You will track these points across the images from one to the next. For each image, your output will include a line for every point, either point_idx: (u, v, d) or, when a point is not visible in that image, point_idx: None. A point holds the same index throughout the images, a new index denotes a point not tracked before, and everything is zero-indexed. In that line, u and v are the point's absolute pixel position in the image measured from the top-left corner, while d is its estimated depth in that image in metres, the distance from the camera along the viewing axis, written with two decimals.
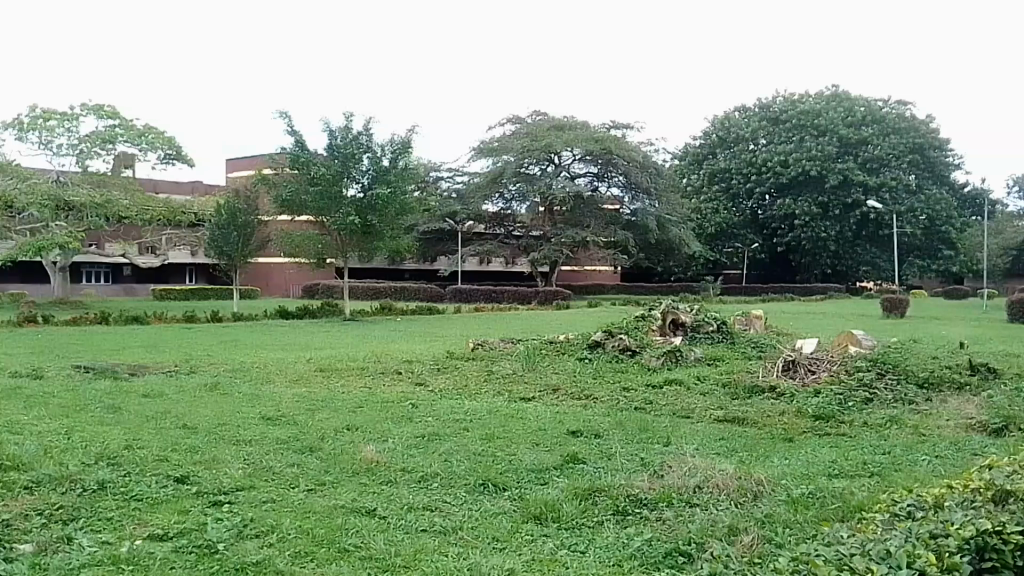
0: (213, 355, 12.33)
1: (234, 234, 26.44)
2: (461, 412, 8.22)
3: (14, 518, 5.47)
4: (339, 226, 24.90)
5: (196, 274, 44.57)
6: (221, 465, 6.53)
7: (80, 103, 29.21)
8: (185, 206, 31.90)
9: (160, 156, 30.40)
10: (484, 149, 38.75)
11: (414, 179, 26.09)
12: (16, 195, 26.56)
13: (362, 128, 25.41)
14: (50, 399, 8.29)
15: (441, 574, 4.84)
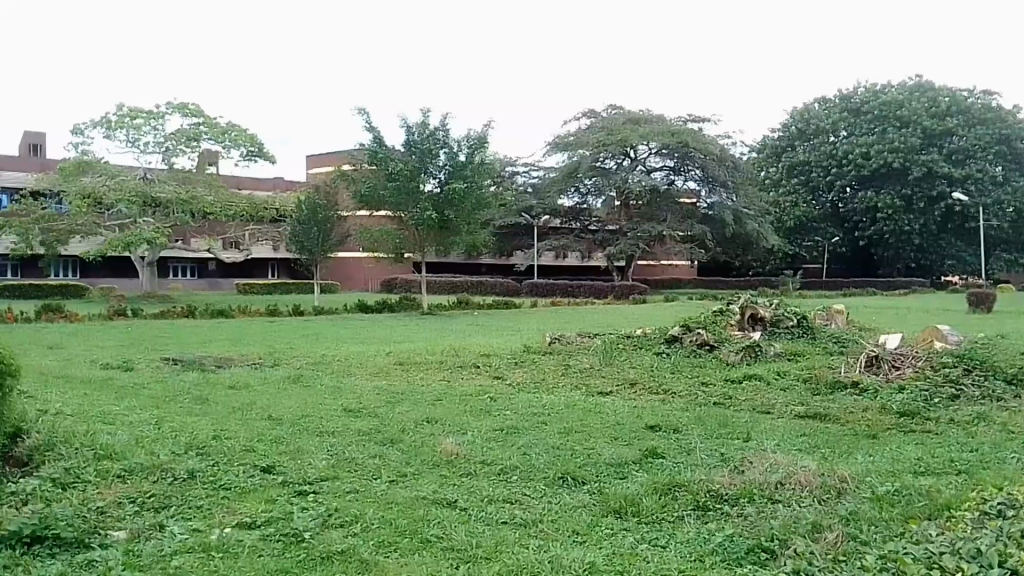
0: (294, 348, 12.60)
1: (315, 229, 26.93)
2: (539, 406, 8.26)
3: (109, 505, 5.63)
4: (416, 222, 25.24)
5: (279, 268, 45.51)
6: (304, 455, 6.66)
7: (165, 101, 29.86)
8: (267, 202, 32.24)
9: (243, 153, 30.87)
10: (559, 143, 39.00)
11: (490, 173, 26.28)
12: (106, 192, 27.98)
13: (438, 124, 25.77)
14: (144, 390, 8.55)
15: (523, 566, 4.86)
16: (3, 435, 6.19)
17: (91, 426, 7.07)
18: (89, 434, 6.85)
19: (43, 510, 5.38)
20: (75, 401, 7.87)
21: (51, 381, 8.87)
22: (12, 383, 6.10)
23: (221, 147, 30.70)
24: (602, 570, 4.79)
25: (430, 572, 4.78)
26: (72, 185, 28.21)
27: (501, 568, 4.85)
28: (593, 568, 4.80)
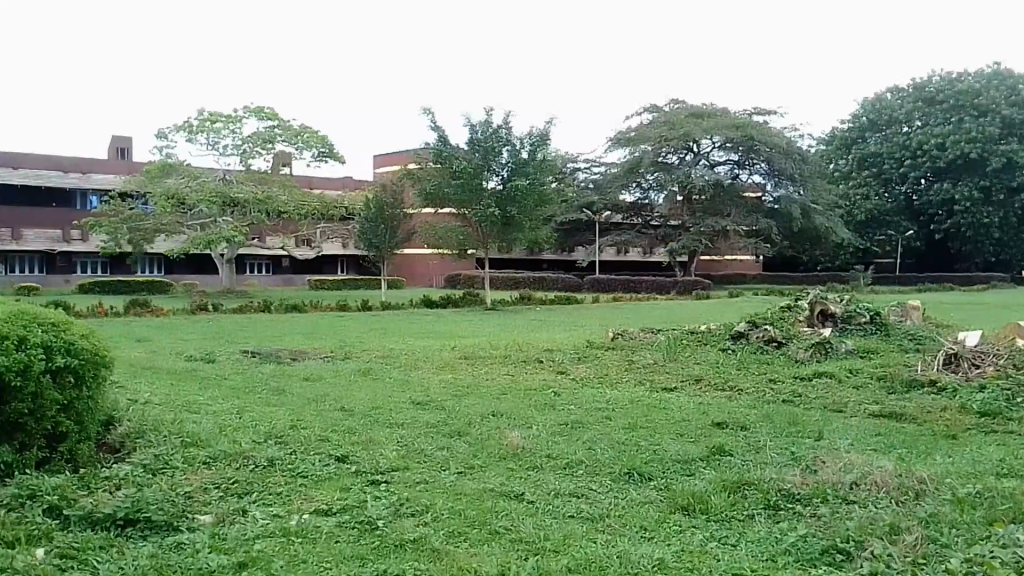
0: (363, 342, 12.92)
1: (382, 226, 27.55)
2: (603, 401, 8.30)
3: (195, 490, 5.94)
4: (480, 218, 25.53)
5: (347, 265, 46.64)
6: (376, 446, 6.86)
7: (243, 106, 30.96)
8: (337, 202, 33.19)
9: (314, 154, 31.75)
10: (621, 138, 38.94)
11: (552, 170, 26.42)
12: (188, 192, 29.24)
13: (501, 122, 26.10)
14: (225, 381, 8.94)
15: (593, 560, 4.93)
16: (99, 423, 6.62)
17: (178, 414, 7.45)
18: (176, 422, 7.22)
19: (135, 494, 5.72)
20: (162, 391, 8.30)
21: (139, 371, 9.35)
22: (107, 373, 6.61)
23: (294, 148, 31.65)
24: (672, 567, 4.81)
25: (501, 563, 4.89)
26: (157, 186, 29.62)
27: (569, 561, 4.91)
28: (663, 565, 4.83)
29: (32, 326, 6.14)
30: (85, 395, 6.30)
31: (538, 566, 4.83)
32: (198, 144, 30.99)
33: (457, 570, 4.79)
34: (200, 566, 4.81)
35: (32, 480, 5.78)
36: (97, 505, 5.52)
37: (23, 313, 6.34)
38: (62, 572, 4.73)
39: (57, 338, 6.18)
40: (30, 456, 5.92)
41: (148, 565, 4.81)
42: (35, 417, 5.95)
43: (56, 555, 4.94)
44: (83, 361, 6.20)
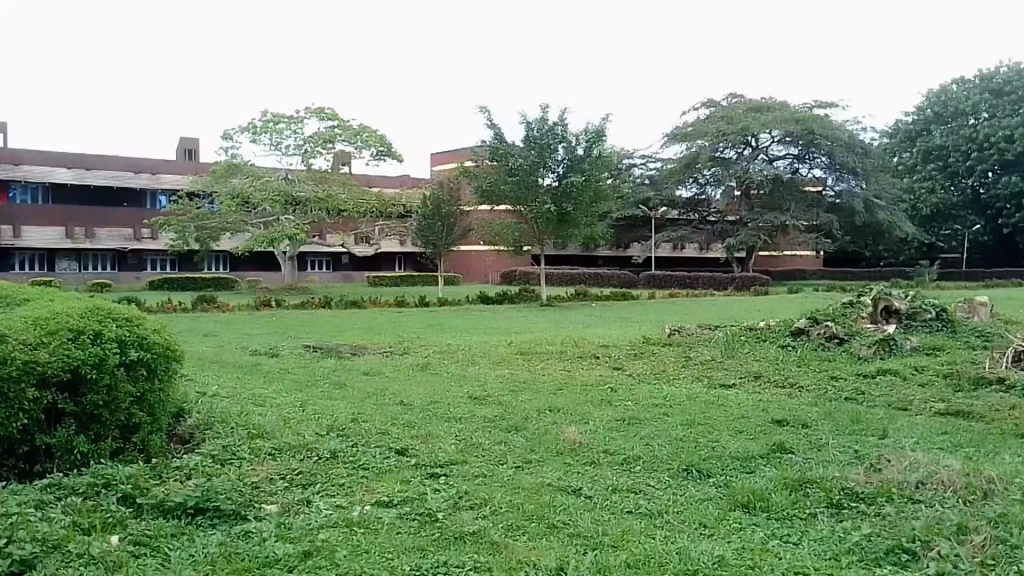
0: (422, 337, 13.11)
1: (438, 225, 28.00)
2: (660, 397, 8.27)
3: (262, 481, 6.11)
4: (535, 215, 25.69)
5: (405, 261, 47.42)
6: (435, 440, 6.96)
7: (304, 107, 31.70)
8: (395, 199, 33.82)
9: (373, 153, 32.31)
10: (677, 134, 38.77)
11: (608, 166, 26.37)
12: (252, 191, 30.18)
13: (557, 119, 26.19)
14: (288, 375, 9.15)
15: (653, 556, 4.92)
16: (170, 414, 6.87)
17: (244, 407, 7.68)
18: (243, 415, 7.43)
19: (205, 484, 5.91)
20: (228, 383, 8.56)
21: (207, 365, 9.65)
22: (176, 367, 6.85)
23: (354, 148, 32.27)
24: (733, 564, 4.77)
25: (560, 557, 4.91)
26: (222, 186, 30.75)
27: (628, 557, 4.91)
28: (724, 562, 4.80)
29: (107, 321, 6.41)
30: (155, 387, 6.53)
31: (597, 560, 4.84)
32: (262, 145, 31.86)
33: (516, 563, 4.84)
34: (267, 555, 4.94)
35: (107, 470, 6.01)
36: (169, 494, 5.71)
37: (99, 310, 6.63)
38: (136, 558, 4.93)
39: (131, 333, 6.42)
40: (106, 446, 6.16)
41: (218, 553, 4.97)
42: (109, 409, 6.18)
43: (130, 542, 5.14)
44: (155, 354, 6.46)
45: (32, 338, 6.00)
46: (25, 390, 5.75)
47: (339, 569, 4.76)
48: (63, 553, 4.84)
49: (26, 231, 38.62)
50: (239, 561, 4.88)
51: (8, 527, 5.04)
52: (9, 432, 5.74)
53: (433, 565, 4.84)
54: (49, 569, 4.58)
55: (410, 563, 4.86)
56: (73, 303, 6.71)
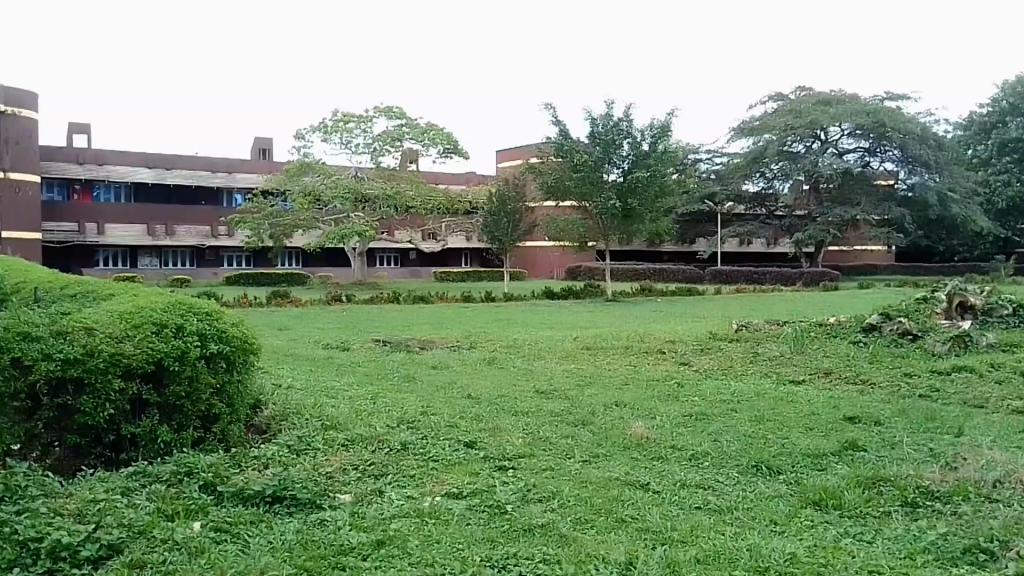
0: (489, 332, 13.23)
1: (504, 220, 29.34)
2: (728, 393, 8.24)
3: (335, 471, 6.27)
4: (601, 211, 26.43)
5: (471, 257, 48.17)
6: (503, 433, 7.06)
7: (373, 106, 32.63)
8: (461, 196, 34.40)
9: (440, 150, 32.98)
10: (744, 129, 40.22)
11: (673, 161, 26.80)
12: (323, 189, 31.36)
13: (622, 115, 26.75)
14: (359, 369, 9.38)
15: (723, 552, 4.90)
16: (248, 405, 7.10)
17: (317, 399, 7.88)
18: (316, 406, 7.66)
19: (282, 473, 6.10)
20: (302, 376, 8.83)
21: (281, 358, 9.96)
22: (253, 359, 7.07)
23: (421, 145, 33.08)
24: (805, 561, 4.73)
25: (629, 551, 4.94)
26: (295, 184, 31.98)
27: (697, 552, 4.91)
28: (795, 560, 4.75)
29: (189, 315, 6.66)
30: (234, 379, 6.75)
31: (665, 555, 4.85)
32: (332, 143, 32.85)
33: (584, 556, 4.88)
34: (342, 543, 5.08)
35: (188, 458, 6.24)
36: (248, 483, 5.91)
37: (180, 304, 6.89)
38: (217, 544, 5.12)
39: (210, 326, 6.64)
40: (187, 436, 6.39)
41: (295, 541, 5.13)
42: (191, 400, 6.41)
43: (212, 528, 5.33)
44: (234, 347, 6.70)
45: (118, 331, 6.25)
46: (112, 381, 5.99)
47: (412, 559, 4.87)
48: (148, 538, 5.06)
49: (110, 228, 40.19)
50: (316, 548, 5.03)
51: (98, 512, 5.30)
52: (97, 422, 6.00)
53: (503, 556, 4.90)
54: (135, 554, 4.79)
55: (481, 554, 4.93)
56: (156, 298, 6.97)
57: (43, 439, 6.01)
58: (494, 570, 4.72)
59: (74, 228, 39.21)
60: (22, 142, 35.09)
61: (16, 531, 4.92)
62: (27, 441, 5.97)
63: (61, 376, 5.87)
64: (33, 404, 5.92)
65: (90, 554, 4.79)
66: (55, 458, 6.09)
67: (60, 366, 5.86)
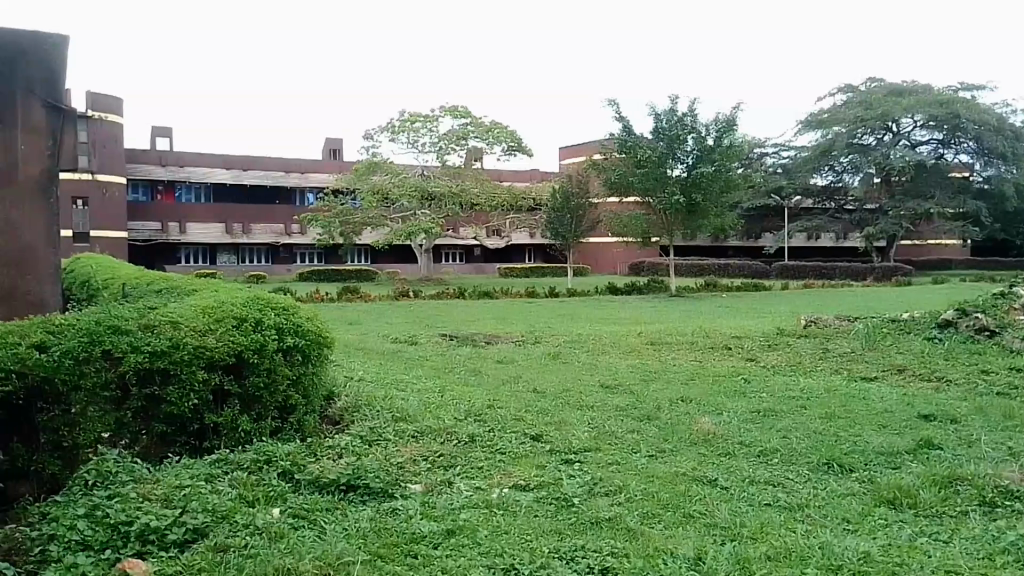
0: (552, 327, 13.23)
1: (568, 216, 29.69)
2: (797, 389, 8.18)
3: (406, 461, 6.44)
4: (664, 206, 26.47)
5: (534, 253, 48.95)
6: (568, 427, 7.15)
7: (439, 106, 33.18)
8: (525, 193, 34.70)
9: (504, 148, 33.36)
10: (813, 122, 40.75)
11: (739, 156, 26.74)
12: (391, 187, 32.46)
13: (686, 110, 26.66)
14: (426, 363, 9.57)
15: (794, 549, 4.86)
16: (321, 397, 7.39)
17: (387, 391, 8.12)
18: (387, 399, 7.90)
19: (355, 463, 6.30)
20: (372, 368, 9.08)
21: (352, 351, 10.24)
22: (326, 353, 7.38)
23: (486, 144, 33.49)
24: (879, 560, 4.66)
25: (698, 546, 4.94)
26: (363, 184, 32.83)
27: (768, 549, 4.88)
28: (870, 558, 4.68)
29: (267, 311, 7.01)
30: (309, 371, 7.07)
31: (736, 552, 4.83)
32: (399, 143, 33.51)
33: (653, 550, 4.89)
34: (415, 531, 5.23)
35: (268, 447, 6.50)
36: (323, 471, 6.13)
37: (258, 300, 7.24)
38: (296, 529, 5.32)
39: (287, 321, 6.97)
40: (265, 426, 6.68)
41: (370, 528, 5.30)
42: (269, 391, 6.71)
43: (290, 514, 5.54)
44: (309, 341, 7.02)
45: (201, 326, 6.59)
46: (196, 372, 6.30)
47: (482, 548, 4.97)
48: (231, 523, 5.29)
49: (191, 227, 41.67)
50: (390, 535, 5.19)
51: (184, 497, 5.56)
52: (183, 411, 6.30)
53: (571, 548, 4.95)
54: (219, 539, 5.02)
55: (550, 545, 5.00)
56: (235, 293, 7.31)
57: (130, 427, 6.22)
58: (562, 561, 4.77)
59: (157, 228, 40.60)
60: (109, 144, 36.46)
61: (108, 514, 5.21)
62: (116, 429, 6.15)
63: (148, 367, 6.17)
64: (122, 393, 6.18)
65: (177, 537, 5.04)
66: (143, 445, 6.30)
67: (149, 358, 6.17)
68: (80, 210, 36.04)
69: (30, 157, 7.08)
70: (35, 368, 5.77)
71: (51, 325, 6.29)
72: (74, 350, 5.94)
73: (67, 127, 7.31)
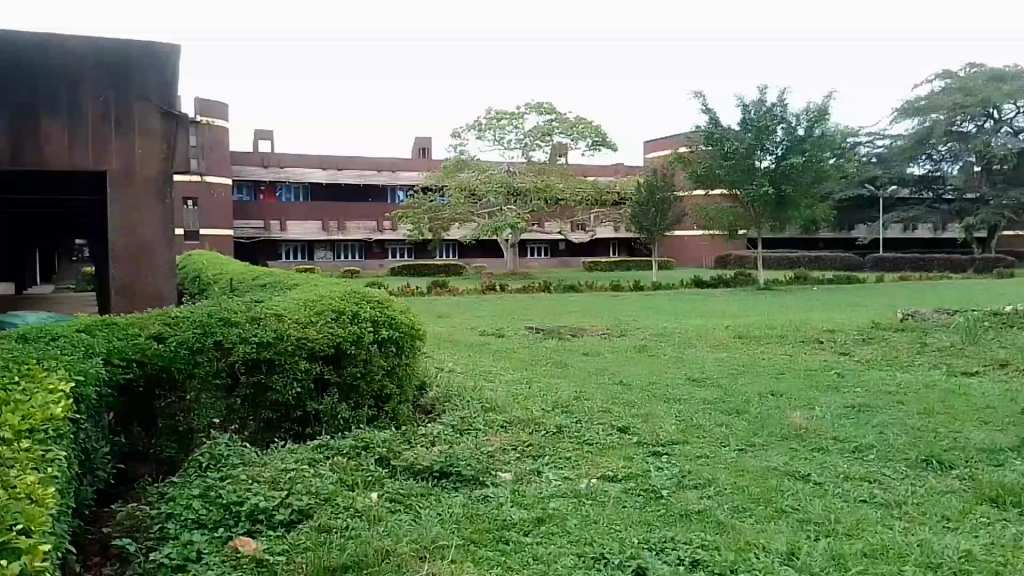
0: (639, 322, 13.20)
1: (652, 210, 29.48)
2: (893, 383, 8.00)
3: (497, 450, 6.63)
4: (752, 197, 25.97)
5: (618, 248, 48.96)
6: (655, 420, 7.21)
7: (525, 103, 33.52)
8: (609, 188, 35.74)
9: (589, 143, 33.64)
10: (907, 110, 39.06)
11: (831, 146, 26.01)
12: (478, 184, 33.11)
13: (775, 100, 26.21)
14: (513, 355, 9.79)
15: (892, 547, 4.77)
16: (415, 387, 7.71)
17: (476, 381, 8.39)
18: (476, 389, 8.15)
19: (448, 451, 6.54)
20: (461, 359, 9.36)
21: (442, 343, 10.56)
22: (418, 345, 7.67)
23: (570, 140, 33.83)
24: (982, 559, 4.55)
25: (792, 541, 4.89)
26: (451, 181, 33.33)
27: (864, 546, 4.80)
28: (971, 557, 4.59)
29: (362, 304, 7.36)
30: (403, 362, 7.40)
31: (830, 548, 4.77)
32: (485, 141, 33.97)
33: (744, 544, 4.88)
34: (506, 518, 5.41)
35: (365, 435, 6.83)
36: (417, 458, 6.38)
37: (355, 295, 7.61)
38: (393, 513, 5.56)
39: (382, 313, 7.30)
40: (362, 414, 7.00)
41: (462, 514, 5.50)
42: (366, 380, 7.06)
43: (388, 499, 5.79)
44: (402, 333, 7.32)
45: (303, 318, 6.96)
46: (298, 362, 6.67)
47: (572, 536, 5.09)
48: (333, 505, 5.56)
49: (291, 226, 43.38)
50: (481, 522, 5.37)
51: (290, 480, 5.90)
52: (286, 399, 6.68)
53: (661, 539, 5.01)
54: (322, 520, 5.32)
55: (639, 536, 5.06)
56: (332, 288, 7.70)
57: (240, 413, 6.64)
58: (652, 552, 4.82)
59: (260, 226, 42.66)
60: (216, 149, 38.73)
61: (220, 495, 5.59)
62: (226, 415, 6.58)
63: (255, 358, 6.55)
64: (232, 381, 6.60)
65: (283, 517, 5.36)
66: (251, 431, 6.69)
67: (255, 348, 6.55)
68: (189, 210, 38.23)
69: (145, 157, 8.07)
70: (154, 358, 6.26)
71: (167, 318, 6.78)
72: (188, 341, 6.40)
73: (179, 132, 8.14)
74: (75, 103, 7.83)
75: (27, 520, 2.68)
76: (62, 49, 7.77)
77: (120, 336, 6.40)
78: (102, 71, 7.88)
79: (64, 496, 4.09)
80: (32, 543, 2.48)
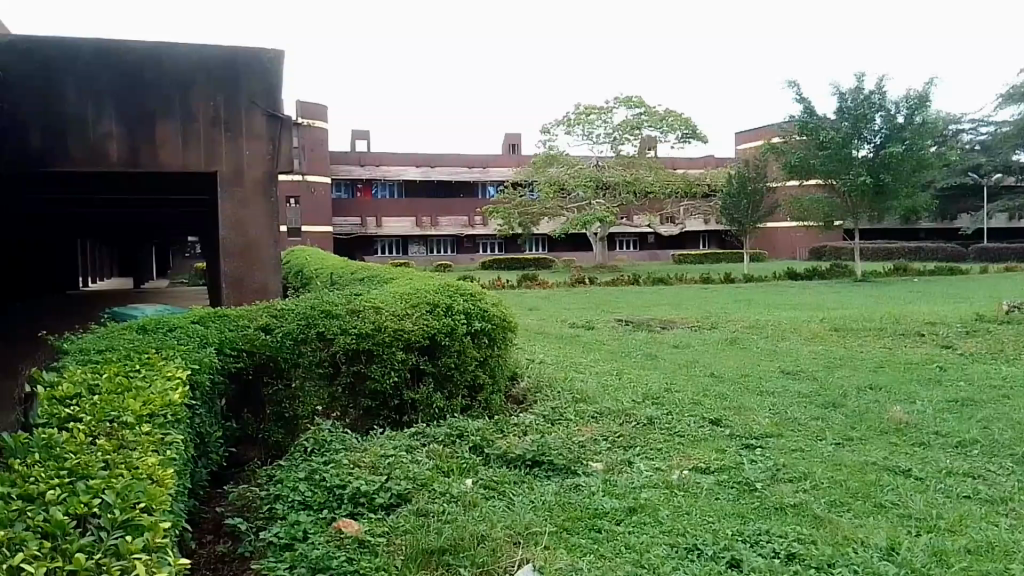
0: (731, 314, 13.05)
1: (745, 202, 28.92)
2: (1001, 378, 7.67)
3: (587, 440, 6.73)
4: (848, 188, 25.22)
5: (709, 239, 48.31)
6: (748, 413, 7.18)
7: (614, 97, 33.40)
8: (699, 180, 35.31)
9: (678, 135, 33.13)
10: (1015, 94, 37.05)
11: (933, 134, 24.99)
12: (567, 179, 33.16)
13: (874, 87, 25.30)
14: (603, 347, 9.87)
15: (998, 545, 4.62)
16: (506, 377, 7.90)
17: (567, 373, 8.53)
18: (566, 380, 8.31)
19: (540, 440, 6.69)
20: (551, 351, 9.52)
21: (533, 336, 10.73)
22: (508, 336, 7.88)
23: (659, 132, 33.43)
24: None
25: (891, 537, 4.79)
26: (541, 176, 33.99)
27: (967, 543, 4.67)
28: None
29: (455, 296, 7.60)
30: (495, 352, 7.62)
31: (931, 543, 4.66)
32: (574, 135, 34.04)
33: (842, 538, 4.82)
34: (598, 507, 5.50)
35: (460, 423, 7.06)
36: (510, 447, 6.56)
37: (449, 288, 7.87)
38: (488, 498, 5.73)
39: (474, 306, 7.55)
40: (456, 403, 7.24)
41: (554, 501, 5.64)
42: (459, 370, 7.30)
43: (482, 485, 5.96)
44: (493, 325, 7.54)
45: (398, 310, 7.25)
46: (395, 353, 6.95)
47: (664, 526, 5.15)
48: (430, 491, 5.77)
49: (387, 222, 44.53)
50: (573, 509, 5.49)
51: (388, 465, 6.16)
52: (385, 387, 6.97)
53: (755, 532, 4.99)
54: (421, 503, 5.54)
55: (732, 528, 5.06)
56: (427, 281, 7.99)
57: (341, 401, 6.97)
58: (746, 544, 4.82)
59: (356, 222, 43.86)
60: (312, 149, 40.10)
61: (325, 479, 5.91)
62: (329, 402, 6.92)
63: (355, 348, 6.88)
64: (334, 370, 6.95)
65: (383, 501, 5.60)
66: (351, 418, 7.03)
67: (355, 339, 6.88)
68: (292, 208, 39.90)
69: (253, 157, 8.62)
70: (261, 347, 6.67)
71: (274, 310, 7.18)
72: (294, 332, 6.79)
73: (282, 133, 8.69)
74: (187, 107, 8.40)
75: (148, 498, 2.79)
76: (172, 55, 8.31)
77: (231, 327, 6.83)
78: (210, 74, 8.42)
79: (183, 476, 4.39)
80: (153, 520, 2.58)
